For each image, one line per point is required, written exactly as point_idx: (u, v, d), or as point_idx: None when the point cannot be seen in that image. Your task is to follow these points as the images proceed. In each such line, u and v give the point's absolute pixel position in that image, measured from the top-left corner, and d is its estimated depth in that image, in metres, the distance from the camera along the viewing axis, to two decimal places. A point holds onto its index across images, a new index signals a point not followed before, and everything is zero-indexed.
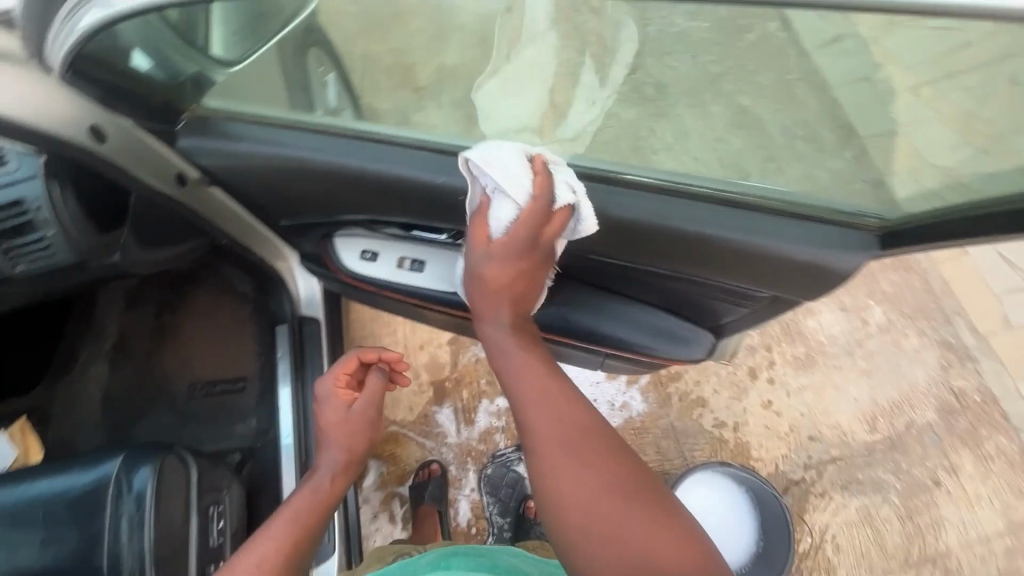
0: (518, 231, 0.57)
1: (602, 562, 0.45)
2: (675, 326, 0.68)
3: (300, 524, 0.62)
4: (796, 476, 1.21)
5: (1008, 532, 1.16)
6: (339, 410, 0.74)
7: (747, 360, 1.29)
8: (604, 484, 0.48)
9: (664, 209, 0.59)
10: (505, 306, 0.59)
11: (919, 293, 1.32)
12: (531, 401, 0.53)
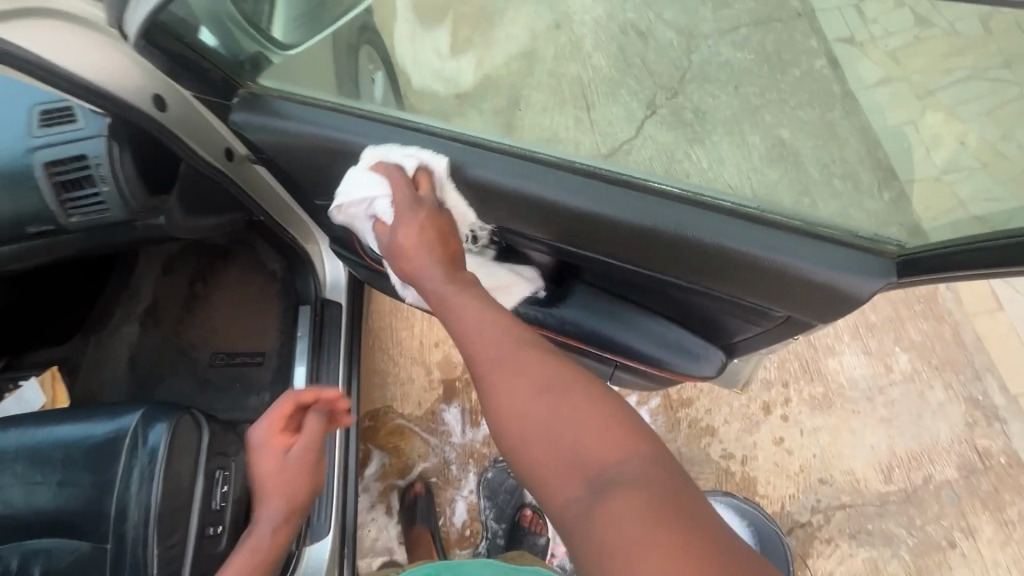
0: (406, 230, 0.57)
1: (548, 463, 0.44)
2: (690, 341, 0.65)
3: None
4: (802, 519, 1.18)
5: None
6: (275, 458, 0.74)
7: (762, 394, 1.27)
8: (540, 389, 0.47)
9: (683, 218, 0.57)
10: (431, 249, 0.56)
11: (949, 344, 1.28)
12: (469, 327, 0.52)
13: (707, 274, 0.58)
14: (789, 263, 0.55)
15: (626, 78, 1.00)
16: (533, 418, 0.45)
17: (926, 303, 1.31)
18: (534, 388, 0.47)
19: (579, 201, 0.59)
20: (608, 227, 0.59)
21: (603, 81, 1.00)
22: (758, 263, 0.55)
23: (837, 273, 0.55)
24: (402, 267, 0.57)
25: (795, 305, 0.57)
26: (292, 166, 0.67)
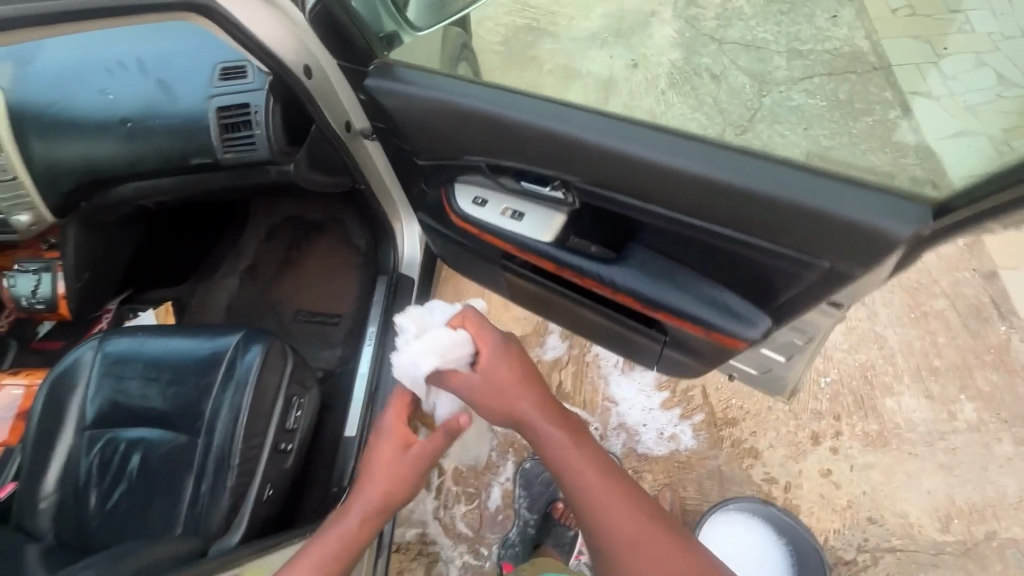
0: (500, 373, 0.76)
1: None
2: (736, 303, 0.66)
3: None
4: (847, 556, 1.13)
5: None
6: (393, 449, 0.80)
7: (812, 424, 1.25)
8: (634, 526, 0.64)
9: (728, 164, 0.59)
10: (533, 396, 0.74)
11: (1020, 399, 1.23)
12: (574, 469, 0.68)
13: (750, 223, 0.59)
14: (828, 207, 0.56)
15: (698, 99, 1.09)
16: (639, 558, 0.62)
17: (997, 355, 1.27)
18: (639, 529, 0.64)
19: (635, 150, 0.62)
20: (660, 172, 0.61)
21: (676, 101, 1.08)
22: (796, 208, 0.57)
23: (878, 221, 0.54)
24: (502, 403, 0.74)
25: (832, 252, 0.58)
26: (406, 126, 0.76)
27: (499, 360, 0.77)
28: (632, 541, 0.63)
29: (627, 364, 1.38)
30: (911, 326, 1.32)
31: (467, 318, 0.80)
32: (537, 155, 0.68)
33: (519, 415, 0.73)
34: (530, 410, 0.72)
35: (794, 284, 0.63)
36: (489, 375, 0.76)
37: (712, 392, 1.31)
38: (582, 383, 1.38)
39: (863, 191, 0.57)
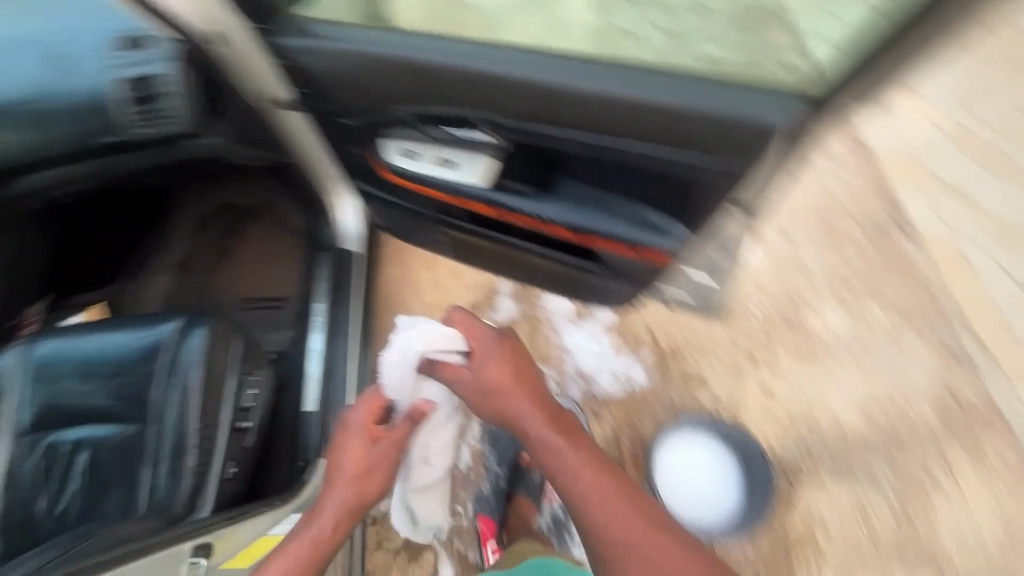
0: (496, 375, 0.89)
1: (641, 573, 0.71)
2: (652, 216, 0.72)
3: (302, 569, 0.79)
4: (790, 460, 1.24)
5: (1002, 533, 1.15)
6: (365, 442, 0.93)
7: (748, 346, 1.35)
8: (625, 515, 0.74)
9: (621, 78, 0.60)
10: (529, 398, 0.86)
11: (922, 301, 1.36)
12: (572, 467, 0.78)
13: (648, 135, 0.61)
14: (714, 107, 0.57)
15: None
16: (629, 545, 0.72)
17: (899, 265, 1.40)
18: (630, 519, 0.74)
19: (533, 75, 0.62)
20: (561, 95, 0.62)
21: None
22: (686, 113, 0.58)
23: (758, 114, 0.56)
24: (500, 402, 0.88)
25: (724, 152, 0.60)
26: (325, 81, 0.76)
27: (492, 360, 0.91)
28: (622, 525, 0.73)
29: (576, 315, 1.43)
30: (825, 249, 1.43)
31: (458, 318, 0.96)
32: (449, 95, 0.68)
33: (516, 413, 0.86)
34: (528, 410, 0.85)
35: (697, 190, 0.66)
36: (487, 373, 0.90)
37: (657, 331, 1.39)
38: (536, 339, 1.43)
39: (747, 88, 0.59)
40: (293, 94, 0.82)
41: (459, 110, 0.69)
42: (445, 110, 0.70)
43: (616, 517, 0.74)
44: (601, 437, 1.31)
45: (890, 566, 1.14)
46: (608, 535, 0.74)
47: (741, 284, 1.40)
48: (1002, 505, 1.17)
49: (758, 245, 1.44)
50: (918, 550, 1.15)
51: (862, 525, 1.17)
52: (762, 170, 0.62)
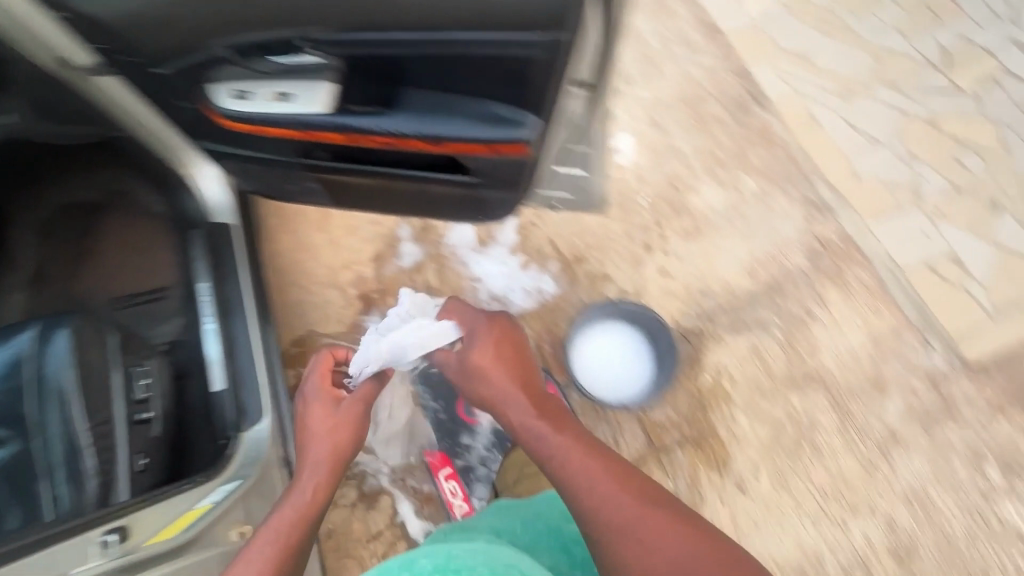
0: (483, 359, 0.98)
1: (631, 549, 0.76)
2: (500, 110, 0.72)
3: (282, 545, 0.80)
4: (694, 328, 1.36)
5: (871, 344, 1.32)
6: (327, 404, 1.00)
7: (642, 236, 1.45)
8: (613, 494, 0.82)
9: None
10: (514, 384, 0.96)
11: (783, 162, 1.49)
12: (561, 449, 0.88)
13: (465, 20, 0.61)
14: None
15: None
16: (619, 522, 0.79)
17: (759, 134, 1.51)
18: (617, 498, 0.81)
19: None
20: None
21: None
22: None
23: None
24: (489, 391, 0.97)
25: (540, 24, 0.60)
26: (119, 25, 0.69)
27: (478, 347, 0.99)
28: (601, 489, 0.82)
29: (480, 244, 1.46)
30: (695, 132, 1.52)
31: (450, 310, 1.04)
32: (257, 15, 0.64)
33: (504, 403, 0.96)
34: (515, 398, 0.95)
35: (530, 72, 0.66)
36: (474, 356, 0.99)
37: (559, 241, 1.45)
38: (446, 274, 1.45)
39: None
40: (96, 61, 0.80)
41: (275, 32, 0.66)
42: (261, 35, 0.66)
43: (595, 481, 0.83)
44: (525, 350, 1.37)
45: (786, 394, 1.30)
46: (589, 497, 0.82)
47: (626, 182, 1.49)
48: (869, 322, 1.34)
49: (635, 142, 1.52)
50: (807, 375, 1.31)
51: (759, 366, 1.32)
52: (586, 35, 0.64)
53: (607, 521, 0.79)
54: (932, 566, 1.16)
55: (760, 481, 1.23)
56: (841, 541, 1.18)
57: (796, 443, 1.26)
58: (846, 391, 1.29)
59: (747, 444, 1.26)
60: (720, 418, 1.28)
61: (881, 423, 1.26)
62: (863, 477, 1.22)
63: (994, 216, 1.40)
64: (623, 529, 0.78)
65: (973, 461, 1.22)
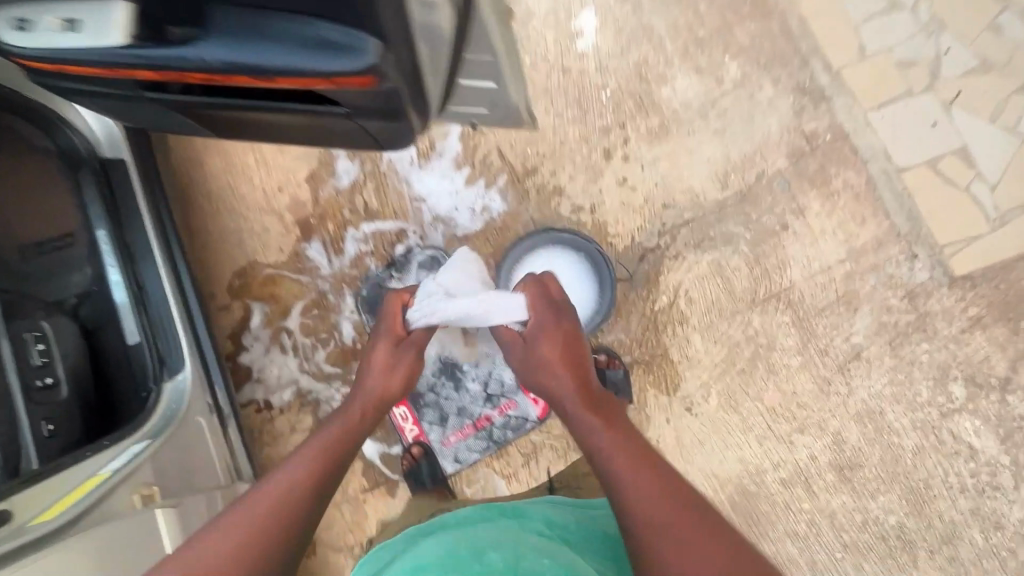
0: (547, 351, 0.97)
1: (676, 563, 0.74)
2: (328, 33, 0.56)
3: (301, 496, 0.82)
4: (652, 245, 1.25)
5: (849, 259, 1.20)
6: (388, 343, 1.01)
7: (602, 141, 1.27)
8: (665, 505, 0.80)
9: None
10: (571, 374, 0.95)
11: (776, 38, 1.23)
12: (615, 454, 0.87)
13: None
14: None
15: None
16: (667, 535, 0.77)
17: (749, 3, 1.24)
18: (667, 508, 0.80)
19: None
20: None
21: None
22: None
23: None
24: (548, 377, 0.96)
25: None
26: None
27: (543, 340, 0.97)
28: (661, 514, 0.79)
29: (421, 158, 1.32)
30: (672, 4, 1.25)
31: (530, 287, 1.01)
32: None
33: (558, 394, 0.96)
34: (566, 388, 0.95)
35: None
36: (543, 341, 0.97)
37: (508, 152, 1.30)
38: (386, 194, 1.33)
39: None
40: None
41: None
42: None
43: (651, 503, 0.80)
44: None
45: (746, 315, 1.21)
46: (644, 517, 0.79)
47: (584, 74, 1.28)
48: (850, 233, 1.20)
49: (599, 22, 1.27)
50: (771, 294, 1.21)
51: (720, 285, 1.23)
52: None
53: (661, 543, 0.76)
54: (875, 480, 1.15)
55: (708, 401, 1.21)
56: (784, 457, 1.18)
57: (750, 364, 1.21)
58: (811, 309, 1.20)
59: (699, 366, 1.22)
60: (673, 340, 1.23)
61: (847, 343, 1.19)
62: (817, 396, 1.18)
63: (1022, 101, 1.17)
64: (670, 541, 0.76)
65: (936, 381, 1.16)
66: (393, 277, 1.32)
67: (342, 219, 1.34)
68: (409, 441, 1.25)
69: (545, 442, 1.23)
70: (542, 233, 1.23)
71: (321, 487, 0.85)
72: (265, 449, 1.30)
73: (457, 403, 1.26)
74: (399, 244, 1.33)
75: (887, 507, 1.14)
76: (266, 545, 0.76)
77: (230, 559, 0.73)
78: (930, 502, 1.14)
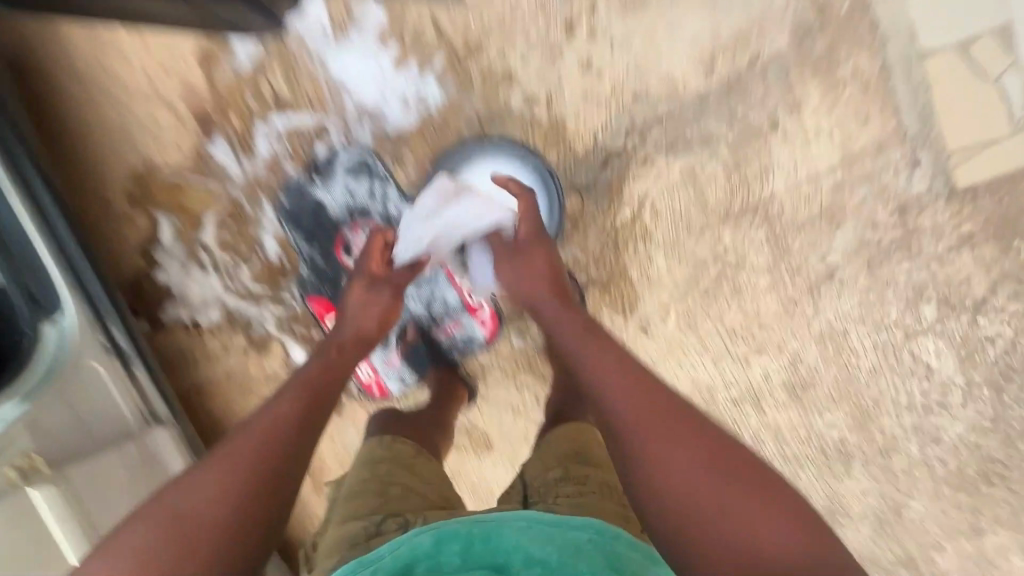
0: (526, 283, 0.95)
1: (699, 508, 0.60)
2: None
3: (277, 439, 0.73)
4: (617, 147, 1.06)
5: (841, 165, 1.04)
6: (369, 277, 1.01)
7: (563, 10, 1.01)
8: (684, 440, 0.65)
9: None
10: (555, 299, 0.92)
11: None
12: (613, 376, 0.75)
13: None
14: None
15: None
16: (682, 473, 0.63)
17: None
18: (687, 444, 0.65)
19: None
20: None
21: None
22: None
23: None
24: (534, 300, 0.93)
25: None
26: None
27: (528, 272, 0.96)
28: (650, 451, 0.65)
29: (337, 31, 1.05)
30: None
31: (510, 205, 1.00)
32: None
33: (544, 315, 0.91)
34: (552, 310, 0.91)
35: None
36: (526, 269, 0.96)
37: (445, 23, 1.03)
38: (297, 78, 1.08)
39: None
40: None
41: None
42: None
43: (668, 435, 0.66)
44: (407, 181, 1.12)
45: (716, 231, 1.08)
46: (656, 455, 0.65)
47: None
48: (848, 134, 1.02)
49: None
50: (748, 206, 1.07)
51: (691, 196, 1.07)
52: None
53: (675, 483, 0.62)
54: (825, 398, 1.13)
55: (666, 323, 1.13)
56: (738, 377, 1.14)
57: (714, 284, 1.10)
58: (790, 223, 1.07)
59: (660, 285, 1.11)
60: (634, 258, 1.11)
61: (822, 262, 1.08)
62: (780, 318, 1.11)
63: None
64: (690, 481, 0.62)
65: (909, 302, 1.08)
66: (315, 184, 1.13)
67: (247, 112, 1.11)
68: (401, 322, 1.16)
69: (494, 363, 1.18)
70: (468, 145, 1.06)
71: (304, 432, 0.76)
72: (199, 370, 1.23)
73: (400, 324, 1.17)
74: (320, 143, 1.11)
75: (832, 423, 1.14)
76: (253, 497, 0.67)
77: (207, 512, 0.64)
78: (875, 419, 1.13)
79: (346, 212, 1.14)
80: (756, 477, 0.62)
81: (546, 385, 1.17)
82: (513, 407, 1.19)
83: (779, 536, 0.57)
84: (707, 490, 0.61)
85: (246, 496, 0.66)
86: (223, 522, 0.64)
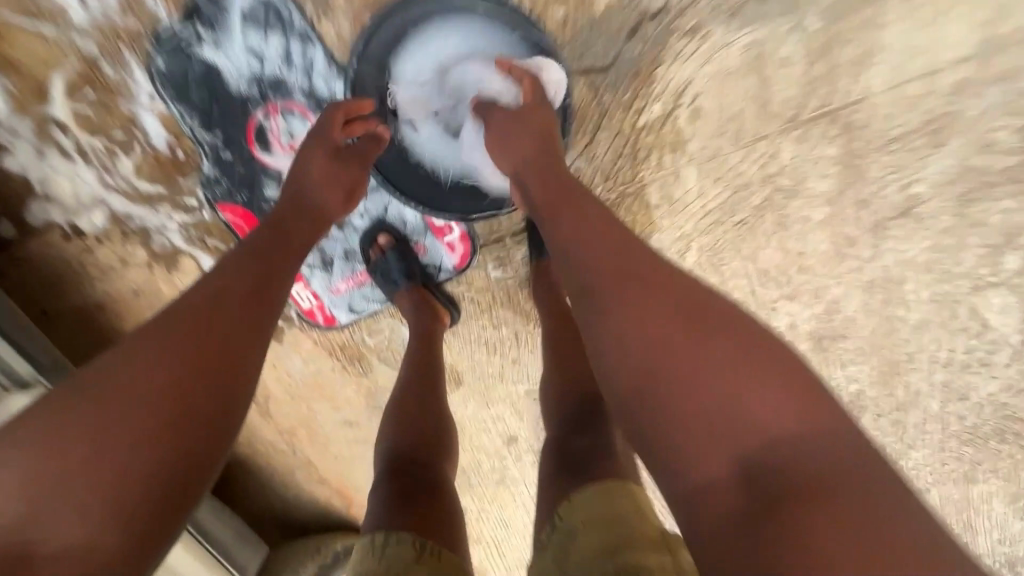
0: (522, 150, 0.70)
1: (682, 412, 0.44)
2: None
3: (181, 371, 0.51)
4: (656, 7, 0.72)
5: (974, 59, 0.72)
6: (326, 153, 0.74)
7: None
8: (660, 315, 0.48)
9: None
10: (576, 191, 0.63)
11: None
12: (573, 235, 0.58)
13: None
14: None
15: None
16: (659, 359, 0.46)
17: None
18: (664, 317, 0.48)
19: None
20: None
21: None
22: None
23: None
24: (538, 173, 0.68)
25: None
26: None
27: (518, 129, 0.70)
28: (630, 323, 0.48)
29: None
30: None
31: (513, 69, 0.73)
32: None
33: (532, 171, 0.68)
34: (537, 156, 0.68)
35: None
36: (530, 135, 0.70)
37: None
38: None
39: None
40: None
41: None
42: None
43: (637, 315, 0.48)
44: (341, 42, 0.77)
45: (774, 142, 0.78)
46: (624, 340, 0.48)
47: None
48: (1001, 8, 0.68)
49: None
50: (827, 110, 0.76)
51: (750, 91, 0.75)
52: None
53: (648, 375, 0.46)
54: (853, 351, 0.97)
55: (684, 258, 0.89)
56: None
57: (755, 215, 0.84)
58: (875, 137, 0.78)
59: (685, 212, 0.85)
60: (656, 175, 0.82)
61: (901, 194, 0.81)
62: (826, 261, 0.88)
63: None
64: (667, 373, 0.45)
65: (992, 250, 0.85)
66: (202, 39, 0.76)
67: None
68: (370, 226, 0.91)
69: (465, 295, 0.95)
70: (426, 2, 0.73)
71: (232, 357, 0.55)
72: (95, 287, 0.97)
73: (344, 245, 0.91)
74: None
75: (853, 376, 0.99)
76: (146, 454, 0.48)
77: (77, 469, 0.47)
78: (902, 373, 0.99)
79: (252, 86, 0.79)
80: (750, 340, 0.46)
81: (527, 322, 0.97)
82: (487, 344, 1.00)
83: (780, 412, 0.42)
84: (701, 361, 0.45)
85: (126, 456, 0.47)
86: (95, 473, 0.46)
